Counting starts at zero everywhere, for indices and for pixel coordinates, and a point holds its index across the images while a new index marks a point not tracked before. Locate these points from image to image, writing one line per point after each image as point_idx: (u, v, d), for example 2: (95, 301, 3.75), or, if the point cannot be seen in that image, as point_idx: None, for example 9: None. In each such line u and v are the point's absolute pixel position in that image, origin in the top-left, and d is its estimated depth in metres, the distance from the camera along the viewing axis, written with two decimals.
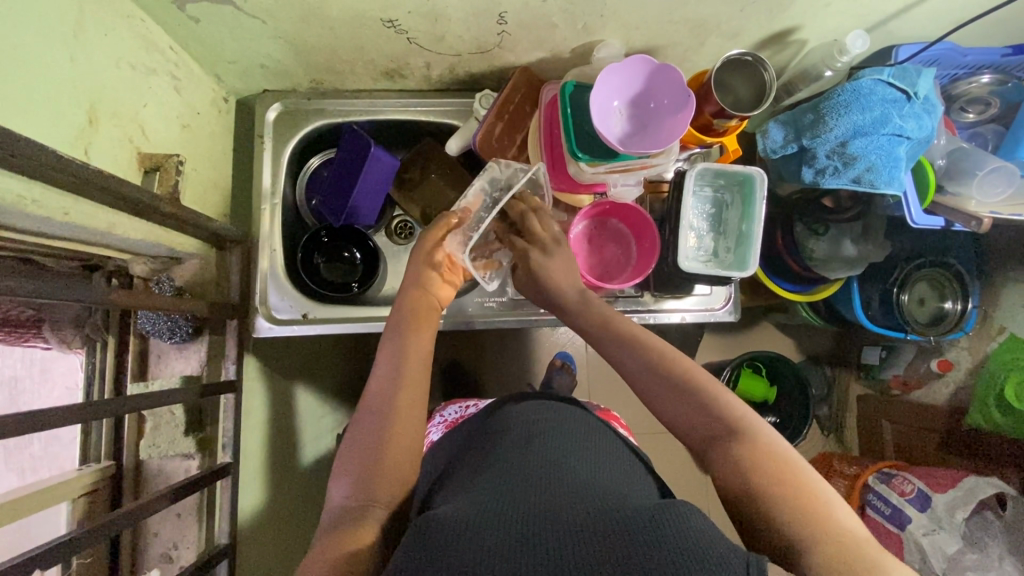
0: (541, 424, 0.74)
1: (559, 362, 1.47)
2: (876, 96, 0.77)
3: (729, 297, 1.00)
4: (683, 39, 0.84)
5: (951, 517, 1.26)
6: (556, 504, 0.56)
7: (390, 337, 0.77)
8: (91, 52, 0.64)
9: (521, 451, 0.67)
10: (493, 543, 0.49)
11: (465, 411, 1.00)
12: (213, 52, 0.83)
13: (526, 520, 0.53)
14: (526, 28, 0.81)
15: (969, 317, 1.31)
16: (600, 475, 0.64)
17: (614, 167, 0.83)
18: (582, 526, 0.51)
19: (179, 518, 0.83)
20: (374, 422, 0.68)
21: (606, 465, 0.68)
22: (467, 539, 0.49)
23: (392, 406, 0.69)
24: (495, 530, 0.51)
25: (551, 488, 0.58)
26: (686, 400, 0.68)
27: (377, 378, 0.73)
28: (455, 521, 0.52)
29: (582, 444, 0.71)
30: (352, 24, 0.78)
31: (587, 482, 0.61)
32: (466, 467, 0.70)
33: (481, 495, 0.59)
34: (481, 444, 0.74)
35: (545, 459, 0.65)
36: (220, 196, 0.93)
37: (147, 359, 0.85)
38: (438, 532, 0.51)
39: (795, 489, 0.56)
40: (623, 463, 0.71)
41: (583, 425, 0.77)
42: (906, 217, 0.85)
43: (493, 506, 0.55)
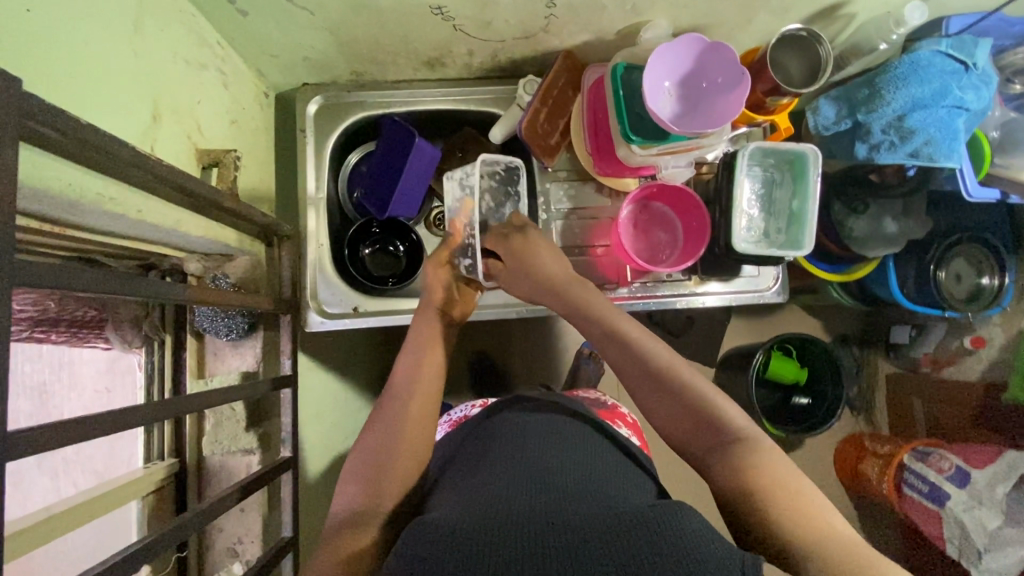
0: (532, 420, 0.73)
1: (587, 350, 1.45)
2: (935, 67, 0.75)
3: (777, 277, 0.99)
4: (732, 16, 0.83)
5: (992, 492, 1.30)
6: (550, 497, 0.56)
7: (405, 354, 0.82)
8: (150, 47, 0.63)
9: (517, 444, 0.67)
10: (487, 542, 0.49)
11: (471, 409, 0.96)
12: (258, 46, 0.83)
13: (522, 515, 0.53)
14: (576, 10, 0.80)
15: (1007, 291, 1.33)
16: (596, 466, 0.64)
17: (666, 148, 0.82)
18: (580, 519, 0.52)
19: (243, 513, 0.84)
20: (389, 427, 0.73)
21: (602, 459, 0.67)
22: (459, 542, 0.50)
23: (402, 415, 0.74)
24: (491, 536, 0.50)
25: (548, 481, 0.59)
26: (674, 404, 0.69)
27: (390, 387, 0.78)
28: (451, 524, 0.52)
29: (577, 438, 0.70)
30: (400, 12, 0.78)
31: (582, 482, 0.59)
32: (466, 459, 0.70)
33: (479, 496, 0.58)
34: (475, 441, 0.73)
35: (539, 454, 0.64)
36: (264, 192, 0.92)
37: (204, 357, 0.85)
38: (433, 534, 0.51)
39: (788, 495, 0.57)
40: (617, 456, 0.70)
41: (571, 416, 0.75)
42: (960, 191, 0.84)
43: (494, 508, 0.54)
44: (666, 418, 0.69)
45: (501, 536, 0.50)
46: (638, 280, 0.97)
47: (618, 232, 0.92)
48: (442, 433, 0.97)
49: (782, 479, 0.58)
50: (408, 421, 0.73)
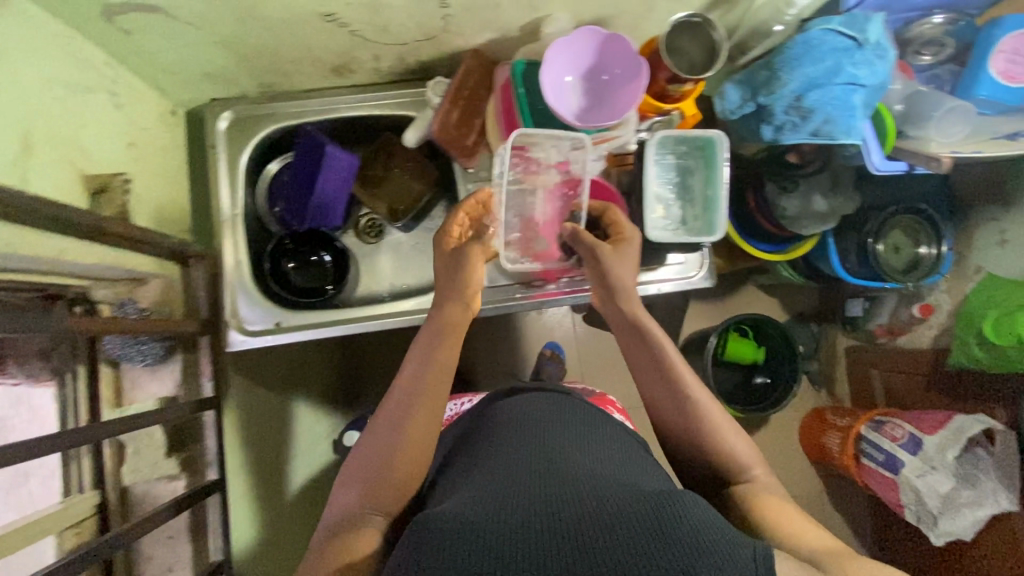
0: (533, 416, 0.74)
1: (548, 351, 1.52)
2: (826, 46, 0.76)
3: (702, 262, 1.00)
4: (632, 7, 0.83)
5: (943, 456, 1.29)
6: (556, 491, 0.57)
7: (417, 344, 0.77)
8: (19, 75, 0.61)
9: (519, 440, 0.68)
10: (495, 532, 0.50)
11: (461, 408, 0.99)
12: (152, 65, 0.81)
13: (529, 511, 0.54)
14: (472, 9, 0.79)
15: (944, 259, 1.34)
16: (599, 460, 0.65)
17: (573, 143, 0.83)
18: (589, 511, 0.53)
19: (172, 539, 0.83)
20: (394, 420, 0.69)
21: (605, 455, 0.68)
22: (465, 529, 0.50)
23: (408, 407, 0.70)
24: (501, 531, 0.50)
25: (554, 475, 0.60)
26: (684, 427, 0.74)
27: (399, 382, 0.73)
28: (454, 516, 0.53)
29: (573, 434, 0.70)
30: (290, 22, 0.76)
31: (579, 472, 0.60)
32: (467, 459, 0.70)
33: (480, 492, 0.58)
34: (476, 439, 0.74)
35: (541, 449, 0.66)
36: (178, 212, 0.91)
37: (120, 386, 0.83)
38: (436, 525, 0.51)
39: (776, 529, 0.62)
40: (615, 447, 0.71)
41: (570, 413, 0.77)
42: (867, 165, 0.85)
43: (498, 503, 0.55)
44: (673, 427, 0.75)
45: (511, 529, 0.51)
46: (565, 275, 0.96)
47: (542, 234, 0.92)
48: None
49: (778, 513, 0.65)
50: (416, 414, 0.69)
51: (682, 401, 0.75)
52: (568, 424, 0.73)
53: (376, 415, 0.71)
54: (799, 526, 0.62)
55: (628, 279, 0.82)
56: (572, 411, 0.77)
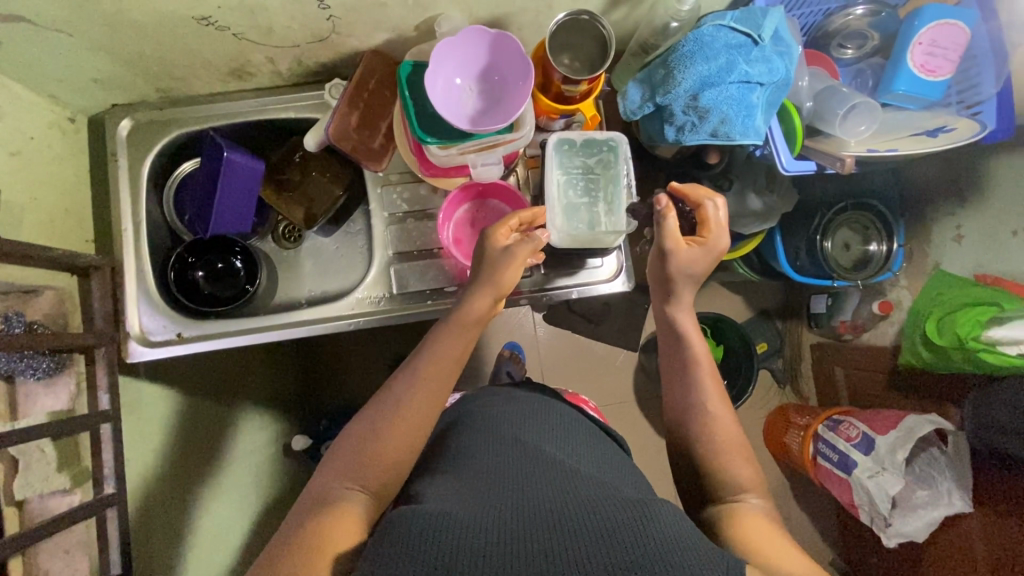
0: (520, 418, 0.74)
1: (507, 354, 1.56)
2: (719, 42, 0.73)
3: (620, 267, 0.97)
4: (526, 4, 0.80)
5: (893, 457, 1.26)
6: (541, 492, 0.57)
7: (430, 337, 0.76)
8: None
9: (511, 436, 0.69)
10: (475, 529, 0.51)
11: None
12: (34, 72, 0.79)
13: (514, 510, 0.54)
14: (356, 9, 0.77)
15: (896, 257, 1.30)
16: (583, 464, 0.65)
17: (467, 147, 0.79)
18: (572, 513, 0.53)
19: (68, 554, 0.81)
20: (391, 411, 0.69)
21: (590, 457, 0.69)
22: (442, 527, 0.51)
23: (405, 400, 0.70)
24: (476, 532, 0.51)
25: (541, 474, 0.60)
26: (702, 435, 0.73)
27: (407, 371, 0.73)
28: (432, 514, 0.53)
29: (560, 437, 0.72)
30: (165, 26, 0.74)
31: (561, 475, 0.61)
32: (458, 443, 0.71)
33: (459, 493, 0.58)
34: (462, 429, 0.75)
35: (529, 446, 0.67)
36: (78, 221, 0.89)
37: (16, 401, 0.78)
38: (415, 521, 0.52)
39: (756, 540, 0.61)
40: (599, 450, 0.73)
41: (560, 418, 0.77)
42: (775, 164, 0.81)
43: (476, 505, 0.55)
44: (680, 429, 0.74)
45: (489, 530, 0.51)
46: None
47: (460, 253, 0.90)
48: None
49: (758, 528, 0.62)
50: (403, 413, 0.69)
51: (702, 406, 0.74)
52: (558, 426, 0.75)
53: (371, 403, 0.72)
54: (778, 547, 0.60)
55: (681, 282, 0.77)
56: (560, 414, 0.79)
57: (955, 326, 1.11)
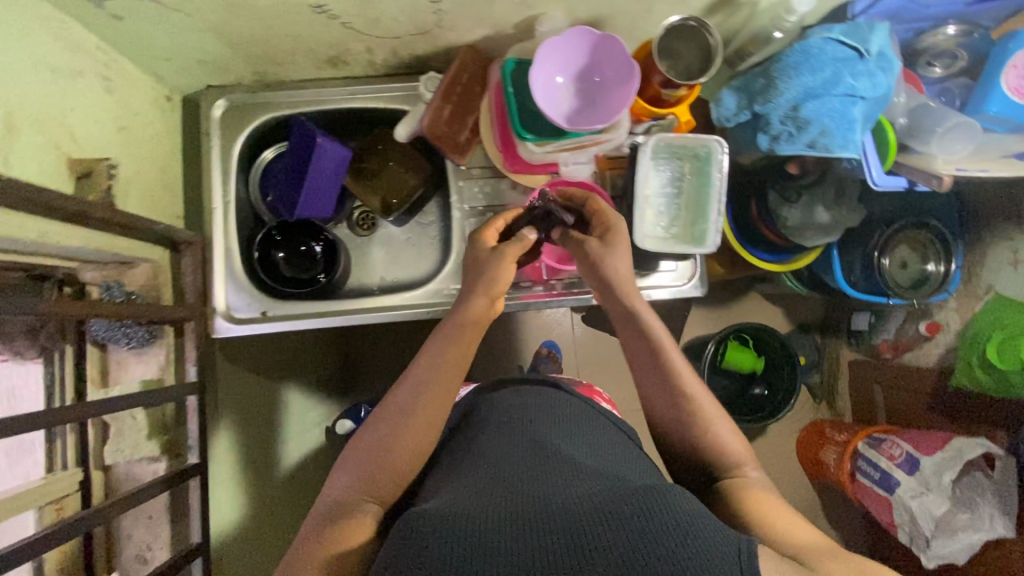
0: (524, 415, 0.74)
1: (546, 350, 1.49)
2: (827, 55, 0.74)
3: (694, 271, 0.98)
4: (627, 7, 0.81)
5: (939, 478, 1.24)
6: (551, 490, 0.57)
7: (422, 351, 0.75)
8: (6, 57, 0.62)
9: (522, 438, 0.68)
10: (487, 527, 0.50)
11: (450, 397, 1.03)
12: (145, 50, 0.81)
13: (524, 507, 0.54)
14: (463, 4, 0.78)
15: (952, 278, 1.30)
16: (595, 462, 0.65)
17: (563, 145, 0.81)
18: (580, 506, 0.52)
19: (151, 519, 0.85)
20: (396, 418, 0.69)
21: (596, 454, 0.68)
22: (454, 526, 0.50)
23: (414, 407, 0.70)
24: (488, 527, 0.50)
25: (553, 476, 0.60)
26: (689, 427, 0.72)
27: (401, 384, 0.73)
28: (442, 513, 0.52)
29: (570, 435, 0.71)
30: (280, 11, 0.75)
31: (570, 472, 0.60)
32: (469, 450, 0.71)
33: (468, 492, 0.58)
34: (473, 435, 0.74)
35: (540, 447, 0.66)
36: (170, 196, 0.92)
37: (107, 367, 0.86)
38: (426, 522, 0.51)
39: (763, 513, 0.62)
40: (609, 447, 0.72)
41: (567, 413, 0.77)
42: (865, 179, 0.83)
43: (484, 504, 0.54)
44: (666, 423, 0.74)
45: (498, 526, 0.50)
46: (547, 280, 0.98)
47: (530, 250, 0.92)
48: None
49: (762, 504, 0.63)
50: (414, 413, 0.69)
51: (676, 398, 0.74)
52: (560, 422, 0.74)
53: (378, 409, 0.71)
54: (784, 514, 0.62)
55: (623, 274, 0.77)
56: (570, 410, 0.78)
57: (1021, 352, 1.13)
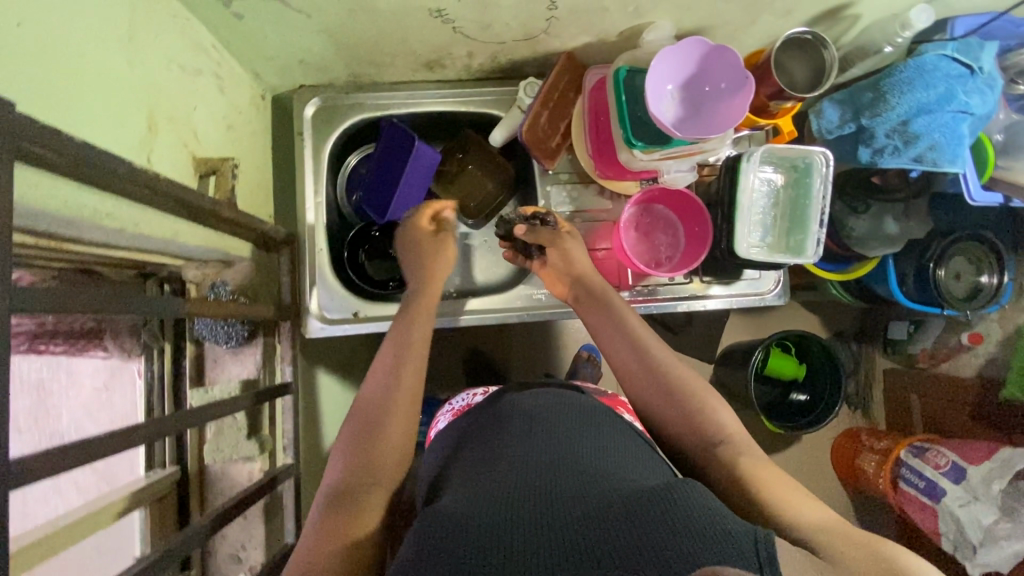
0: (538, 407, 0.70)
1: (585, 354, 1.44)
2: (940, 72, 0.75)
3: (778, 280, 0.98)
4: (735, 19, 0.82)
5: (987, 488, 1.24)
6: (564, 489, 0.54)
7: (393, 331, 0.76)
8: (145, 55, 0.61)
9: (529, 429, 0.65)
10: (496, 531, 0.48)
11: (472, 399, 0.95)
12: (254, 49, 0.81)
13: (535, 509, 0.51)
14: (577, 12, 0.79)
15: (1005, 290, 1.30)
16: (608, 455, 0.62)
17: (668, 153, 0.82)
18: (594, 509, 0.50)
19: (247, 518, 0.84)
20: (380, 396, 0.67)
21: (609, 444, 0.64)
22: (465, 531, 0.48)
23: (394, 390, 0.68)
24: (499, 530, 0.49)
25: (565, 470, 0.57)
26: (682, 412, 0.71)
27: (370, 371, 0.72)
28: (456, 514, 0.51)
29: (580, 422, 0.67)
30: (398, 14, 0.76)
31: (586, 467, 0.58)
32: (472, 442, 0.68)
33: (482, 486, 0.56)
34: (478, 429, 0.71)
35: (550, 438, 0.63)
36: (263, 196, 0.92)
37: (204, 365, 0.84)
38: (437, 526, 0.49)
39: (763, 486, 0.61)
40: (617, 431, 0.68)
41: (579, 406, 0.72)
42: (962, 194, 0.85)
43: (498, 500, 0.53)
44: (668, 417, 0.72)
45: (512, 526, 0.49)
46: (635, 285, 0.97)
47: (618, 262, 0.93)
48: (443, 421, 0.95)
49: (767, 483, 0.61)
50: (403, 400, 0.67)
51: (663, 379, 0.74)
52: (573, 410, 0.70)
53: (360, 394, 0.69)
54: (786, 485, 0.61)
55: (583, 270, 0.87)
56: (578, 399, 0.74)
57: None
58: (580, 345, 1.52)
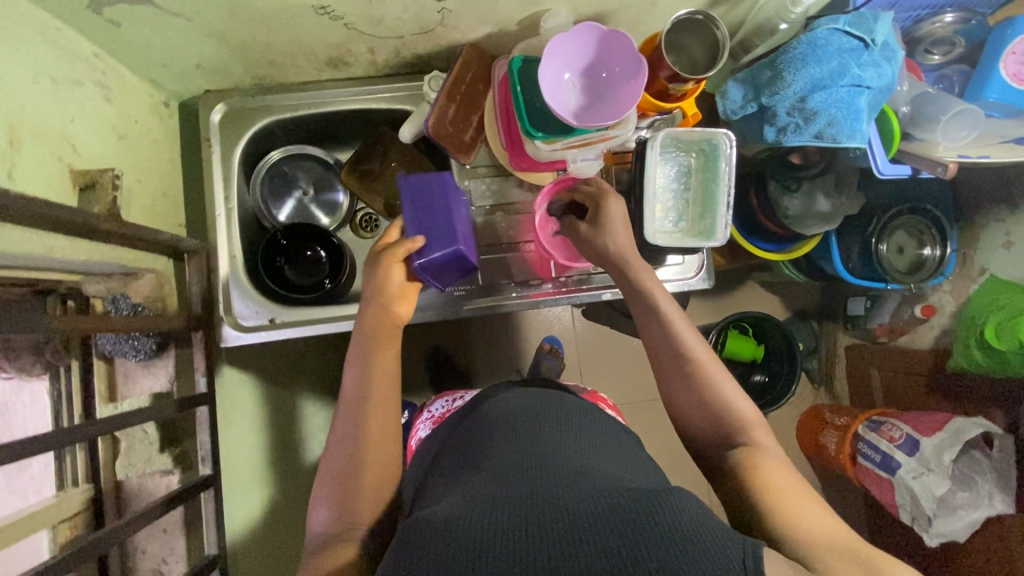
0: (530, 412, 0.70)
1: (547, 346, 1.38)
2: (832, 46, 0.75)
3: (702, 264, 0.98)
4: (632, 2, 0.81)
5: (939, 459, 1.14)
6: (554, 488, 0.53)
7: (358, 345, 0.73)
8: (5, 68, 0.60)
9: (514, 433, 0.65)
10: (483, 527, 0.48)
11: (452, 404, 0.93)
12: (143, 56, 0.79)
13: (522, 505, 0.51)
14: (468, 3, 0.77)
15: (949, 261, 1.20)
16: (594, 456, 0.61)
17: (571, 142, 0.81)
18: (582, 506, 0.50)
19: (165, 533, 0.85)
20: (341, 428, 0.67)
21: (599, 447, 0.64)
22: (453, 528, 0.47)
23: (365, 413, 0.68)
24: (492, 532, 0.47)
25: (551, 468, 0.56)
26: (693, 396, 0.69)
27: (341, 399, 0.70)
28: (446, 520, 0.49)
29: (568, 424, 0.67)
30: (280, 13, 0.74)
31: (575, 466, 0.57)
32: (456, 455, 0.67)
33: (474, 491, 0.55)
34: (461, 442, 0.70)
35: (535, 440, 0.62)
36: (172, 205, 0.90)
37: (115, 380, 0.84)
38: (425, 529, 0.48)
39: (778, 493, 0.59)
40: (603, 434, 0.67)
41: (564, 411, 0.71)
42: (871, 168, 0.85)
43: (488, 503, 0.51)
44: (687, 412, 0.70)
45: (505, 532, 0.47)
46: (562, 275, 0.96)
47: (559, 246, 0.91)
48: (423, 429, 0.94)
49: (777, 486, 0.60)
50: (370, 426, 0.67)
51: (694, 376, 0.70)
52: (562, 416, 0.69)
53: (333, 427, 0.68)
54: (798, 496, 0.59)
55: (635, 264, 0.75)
56: (564, 404, 0.73)
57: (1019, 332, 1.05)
58: (543, 336, 1.47)
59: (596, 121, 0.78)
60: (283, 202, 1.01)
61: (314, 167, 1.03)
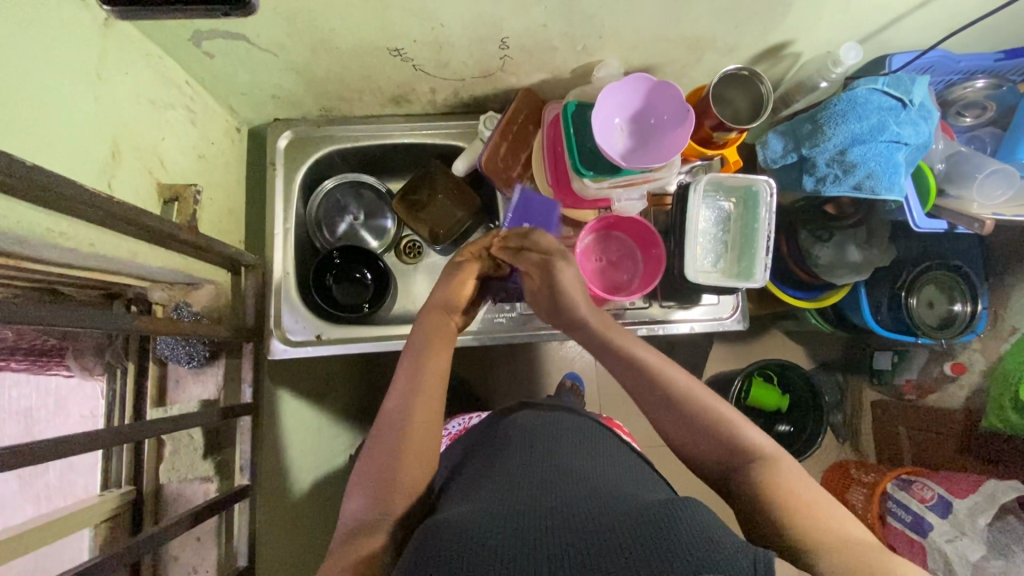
0: (547, 430, 0.70)
1: (568, 382, 1.35)
2: (872, 104, 0.80)
3: (736, 306, 1.00)
4: (680, 56, 0.87)
5: (973, 522, 1.10)
6: (567, 503, 0.53)
7: (409, 353, 0.75)
8: (114, 90, 0.66)
9: (521, 455, 0.65)
10: (497, 532, 0.48)
11: (468, 424, 0.95)
12: (227, 85, 0.86)
13: (532, 513, 0.52)
14: (529, 52, 0.84)
15: (980, 318, 1.19)
16: (609, 475, 0.61)
17: (618, 182, 0.86)
18: (595, 517, 0.50)
19: (199, 541, 0.85)
20: (382, 442, 0.66)
21: (613, 466, 0.64)
22: (471, 534, 0.48)
23: (404, 425, 0.67)
24: (510, 539, 0.48)
25: (566, 484, 0.57)
26: (688, 424, 0.68)
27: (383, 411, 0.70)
28: (466, 526, 0.49)
29: (585, 447, 0.67)
30: (359, 53, 0.81)
31: (590, 483, 0.58)
32: (471, 470, 0.67)
33: (496, 498, 0.55)
34: (481, 457, 0.69)
35: (547, 459, 0.63)
36: (235, 223, 0.96)
37: (165, 387, 0.87)
38: (446, 533, 0.49)
39: (798, 504, 0.57)
40: (621, 460, 0.67)
41: (577, 430, 0.71)
42: (908, 221, 0.88)
43: (506, 513, 0.52)
44: (692, 444, 0.67)
45: (522, 539, 0.48)
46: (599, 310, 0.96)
47: (598, 276, 0.94)
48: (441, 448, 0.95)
49: (795, 497, 0.57)
50: (411, 439, 0.66)
51: (688, 409, 0.68)
52: (581, 438, 0.70)
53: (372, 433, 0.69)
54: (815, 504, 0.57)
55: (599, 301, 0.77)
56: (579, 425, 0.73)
57: None
58: (563, 372, 1.47)
59: (644, 163, 0.82)
60: (335, 225, 1.07)
61: (365, 194, 1.08)
